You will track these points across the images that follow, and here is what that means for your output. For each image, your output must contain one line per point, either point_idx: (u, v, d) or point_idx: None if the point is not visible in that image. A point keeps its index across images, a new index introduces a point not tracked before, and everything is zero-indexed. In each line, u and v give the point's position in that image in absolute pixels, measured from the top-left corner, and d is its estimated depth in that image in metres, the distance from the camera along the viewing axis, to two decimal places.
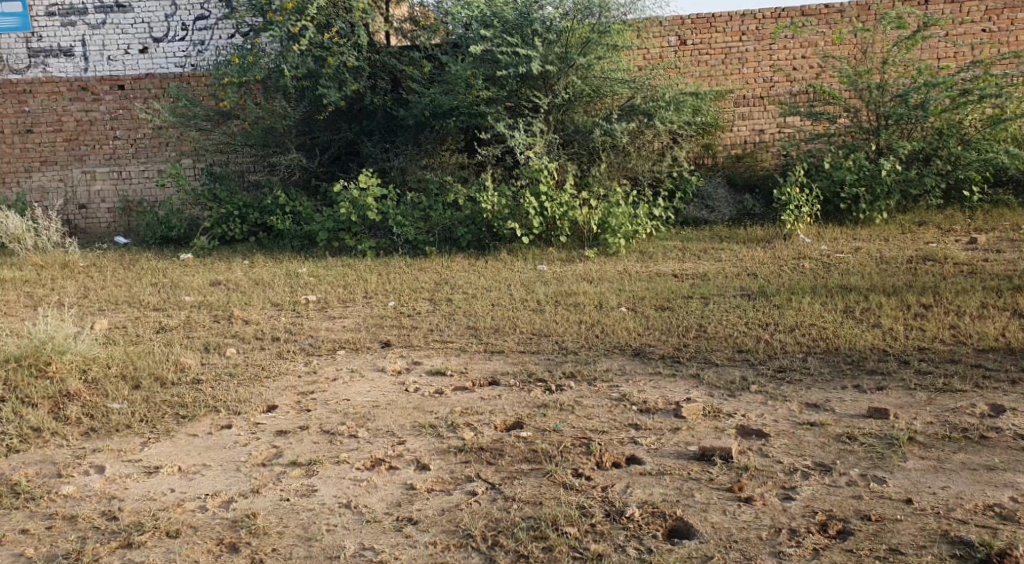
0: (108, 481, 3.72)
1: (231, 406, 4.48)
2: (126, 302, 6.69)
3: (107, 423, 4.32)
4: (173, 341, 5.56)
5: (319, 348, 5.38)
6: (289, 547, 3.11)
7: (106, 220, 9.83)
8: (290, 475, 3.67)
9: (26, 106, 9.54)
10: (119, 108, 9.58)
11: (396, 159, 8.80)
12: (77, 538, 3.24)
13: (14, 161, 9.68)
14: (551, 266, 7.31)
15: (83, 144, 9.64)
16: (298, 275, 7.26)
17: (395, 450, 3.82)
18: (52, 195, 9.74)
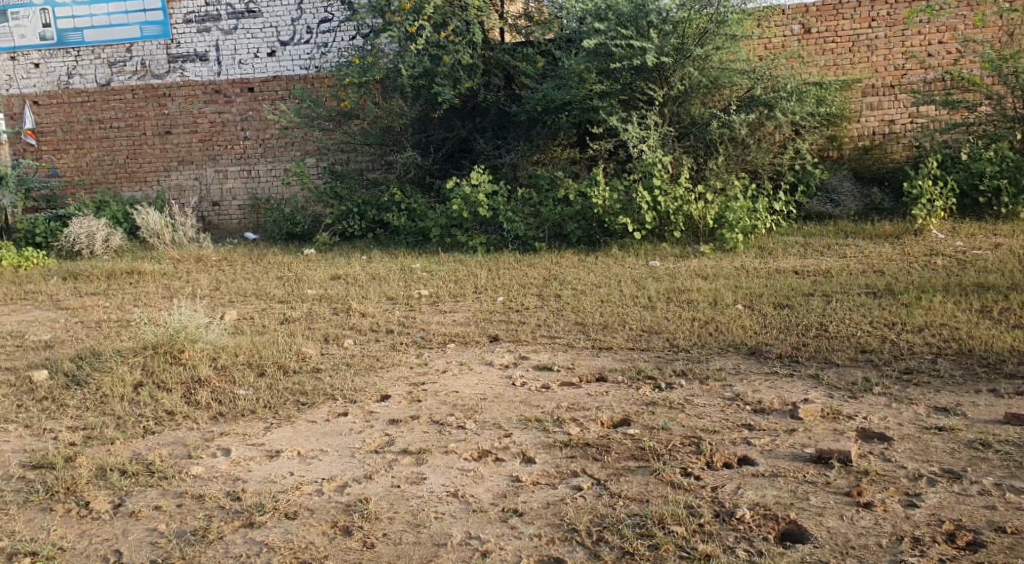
0: (233, 463, 3.92)
1: (347, 395, 4.64)
2: (253, 294, 7.03)
3: (234, 407, 4.55)
4: (296, 332, 5.80)
5: (430, 341, 5.49)
6: (399, 532, 3.18)
7: (236, 217, 10.39)
8: (401, 463, 3.76)
9: (166, 109, 10.17)
10: (249, 109, 10.09)
11: (509, 155, 8.85)
12: (204, 516, 3.43)
13: (155, 161, 10.32)
14: (664, 262, 7.18)
15: (216, 144, 10.21)
16: (412, 270, 7.42)
17: (502, 442, 3.85)
18: (189, 192, 10.36)
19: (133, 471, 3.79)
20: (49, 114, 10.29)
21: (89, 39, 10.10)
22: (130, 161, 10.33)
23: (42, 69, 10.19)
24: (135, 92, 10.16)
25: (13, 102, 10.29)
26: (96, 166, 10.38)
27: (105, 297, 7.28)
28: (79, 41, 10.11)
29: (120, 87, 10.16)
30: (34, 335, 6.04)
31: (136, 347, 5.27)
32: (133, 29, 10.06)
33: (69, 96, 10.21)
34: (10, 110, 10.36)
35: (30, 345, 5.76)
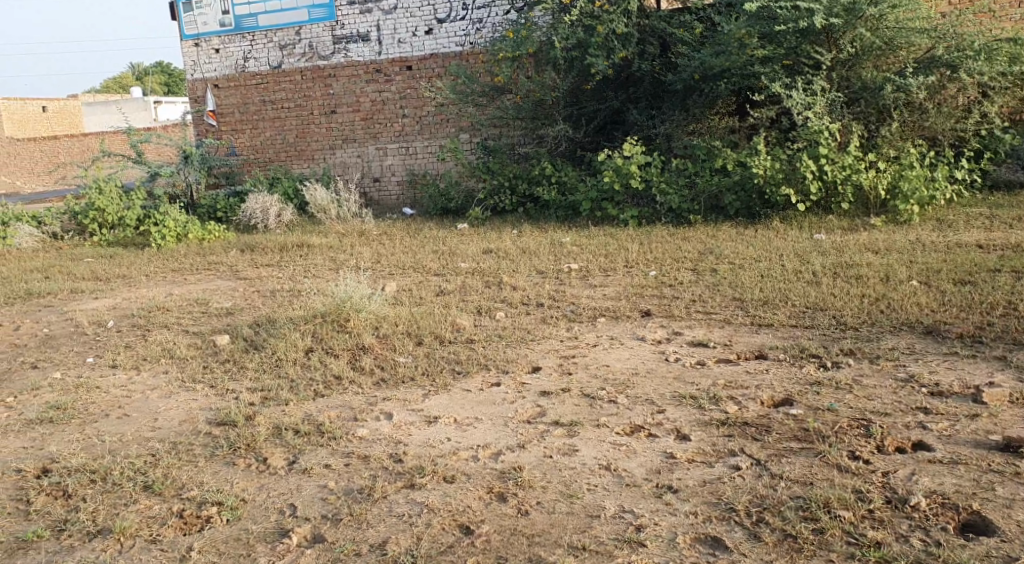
0: (395, 426, 4.09)
1: (500, 365, 4.73)
2: (411, 267, 7.28)
3: (395, 374, 4.75)
4: (451, 303, 5.96)
5: (581, 315, 5.48)
6: (553, 502, 3.22)
7: (396, 192, 10.80)
8: (553, 434, 3.79)
9: (331, 89, 10.66)
10: (407, 87, 10.40)
11: (663, 125, 8.64)
12: (369, 476, 3.61)
13: (321, 139, 10.86)
14: (830, 235, 6.81)
15: (377, 122, 10.62)
16: (562, 244, 7.44)
17: (656, 418, 3.80)
18: (352, 169, 10.85)
19: (305, 431, 4.04)
20: (228, 96, 11.03)
21: (263, 24, 10.71)
22: (299, 140, 10.94)
23: (222, 54, 10.92)
24: (303, 74, 10.70)
25: (197, 86, 11.12)
26: (269, 145, 11.06)
27: (278, 268, 7.77)
28: (254, 26, 10.74)
29: (290, 69, 10.73)
30: (217, 303, 6.54)
31: (306, 316, 5.59)
32: (301, 13, 10.57)
33: (245, 79, 10.91)
34: (194, 93, 11.21)
35: (214, 312, 6.24)
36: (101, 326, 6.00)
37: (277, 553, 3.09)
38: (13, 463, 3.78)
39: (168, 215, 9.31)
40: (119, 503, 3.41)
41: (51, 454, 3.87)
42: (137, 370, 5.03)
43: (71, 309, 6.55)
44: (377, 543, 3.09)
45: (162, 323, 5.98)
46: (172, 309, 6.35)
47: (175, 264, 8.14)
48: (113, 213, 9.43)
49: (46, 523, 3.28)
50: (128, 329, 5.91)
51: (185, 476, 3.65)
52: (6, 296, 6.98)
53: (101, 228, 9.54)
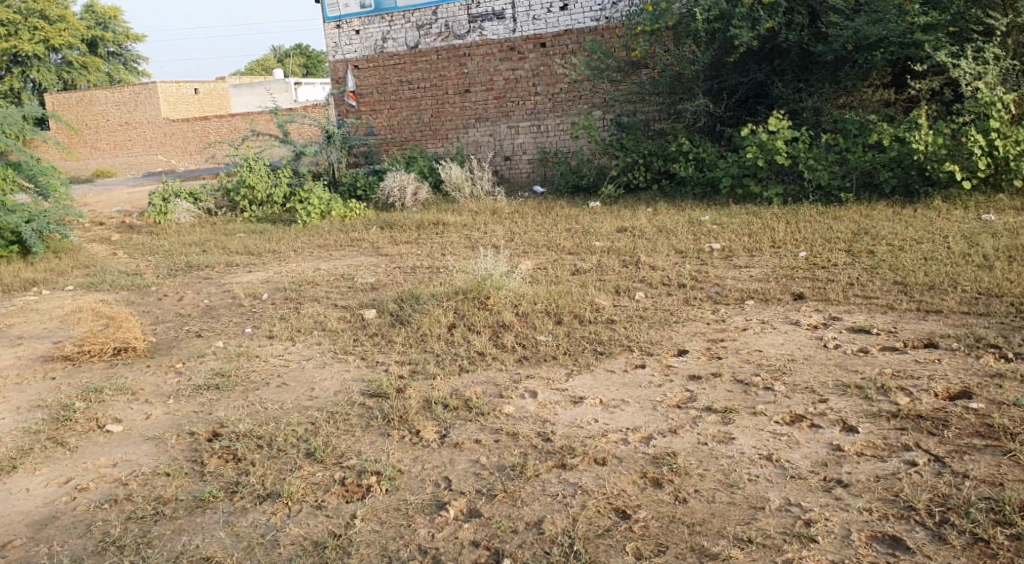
0: (541, 405, 4.07)
1: (645, 347, 4.64)
2: (546, 245, 7.26)
3: (537, 352, 4.74)
4: (588, 283, 5.89)
5: (727, 296, 5.30)
6: (712, 490, 3.11)
7: (527, 170, 10.79)
8: (707, 420, 3.67)
9: (466, 68, 10.74)
10: (541, 64, 10.36)
11: (811, 99, 8.24)
12: (520, 454, 3.61)
13: (455, 118, 10.99)
14: (999, 215, 6.31)
15: (510, 100, 10.64)
16: (701, 223, 7.22)
17: (818, 408, 3.61)
18: (485, 148, 10.93)
19: (454, 406, 4.09)
20: (368, 76, 11.29)
21: (401, 4, 10.88)
22: (434, 120, 11.11)
23: (362, 35, 11.16)
24: (439, 53, 10.83)
25: (339, 67, 11.42)
26: (406, 124, 11.29)
27: (416, 245, 7.93)
28: (393, 7, 10.92)
29: (427, 49, 10.88)
30: (361, 278, 6.74)
31: (448, 292, 5.67)
32: None
33: (384, 60, 11.13)
34: (336, 74, 11.52)
35: (359, 287, 6.43)
36: (256, 298, 6.31)
37: (436, 525, 3.14)
38: (187, 425, 4.01)
39: (313, 193, 9.69)
40: (285, 469, 3.56)
41: (219, 418, 4.08)
42: (292, 341, 5.24)
43: (228, 281, 6.92)
44: (533, 522, 3.09)
45: (312, 296, 6.22)
46: (321, 284, 6.59)
47: (320, 240, 8.46)
48: (262, 190, 9.94)
49: (220, 484, 3.46)
50: (281, 301, 6.18)
51: (344, 444, 3.77)
52: (170, 268, 7.45)
53: (251, 204, 10.07)
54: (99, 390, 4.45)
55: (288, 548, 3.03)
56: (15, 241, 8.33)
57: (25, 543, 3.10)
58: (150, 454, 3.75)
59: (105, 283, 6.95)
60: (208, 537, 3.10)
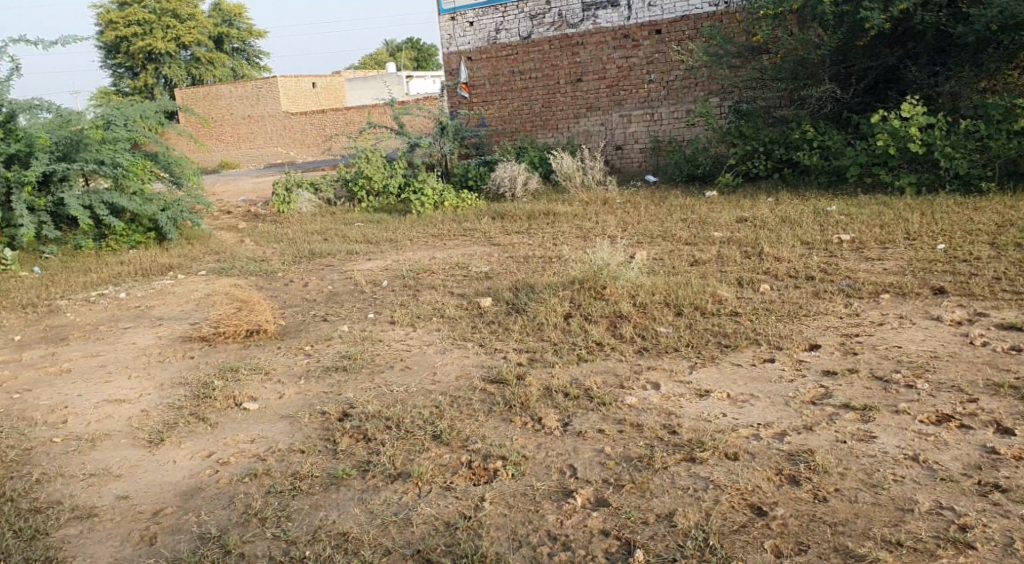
0: (665, 397, 3.99)
1: (773, 340, 4.49)
2: (661, 235, 7.13)
3: (657, 344, 4.66)
4: (709, 274, 5.74)
5: (859, 290, 5.07)
6: (854, 490, 3.00)
7: (638, 159, 10.64)
8: (844, 417, 3.52)
9: (578, 57, 10.68)
10: (656, 52, 10.19)
11: (948, 84, 7.80)
12: (646, 445, 3.55)
13: (567, 108, 10.95)
14: None
15: (622, 89, 10.52)
16: (827, 213, 6.93)
17: (967, 408, 3.43)
18: (596, 137, 10.85)
19: (575, 395, 4.06)
20: (480, 68, 11.38)
21: None
22: (545, 110, 11.10)
23: (475, 27, 11.24)
24: (552, 43, 10.81)
25: (452, 59, 11.52)
26: (517, 115, 11.32)
27: (529, 235, 7.94)
28: None
29: (540, 39, 10.87)
30: (476, 267, 6.80)
31: (564, 282, 5.64)
32: None
33: (496, 51, 11.19)
34: (449, 66, 11.65)
35: (475, 276, 6.49)
36: (376, 285, 6.46)
37: (564, 512, 3.13)
38: (318, 405, 4.14)
39: (427, 184, 9.89)
40: (413, 450, 3.62)
41: (348, 399, 4.19)
42: (412, 327, 5.34)
43: (349, 269, 7.11)
44: (664, 514, 3.04)
45: (430, 284, 6.32)
46: (437, 272, 6.69)
47: (435, 230, 8.60)
48: (379, 181, 10.19)
49: (353, 462, 3.56)
50: (400, 288, 6.31)
51: (469, 428, 3.80)
52: (294, 255, 7.72)
53: (368, 195, 10.32)
54: (236, 369, 4.66)
55: (420, 528, 3.08)
56: (151, 229, 8.75)
57: (176, 511, 3.25)
58: (285, 432, 3.89)
59: (236, 269, 7.27)
60: (344, 513, 3.19)
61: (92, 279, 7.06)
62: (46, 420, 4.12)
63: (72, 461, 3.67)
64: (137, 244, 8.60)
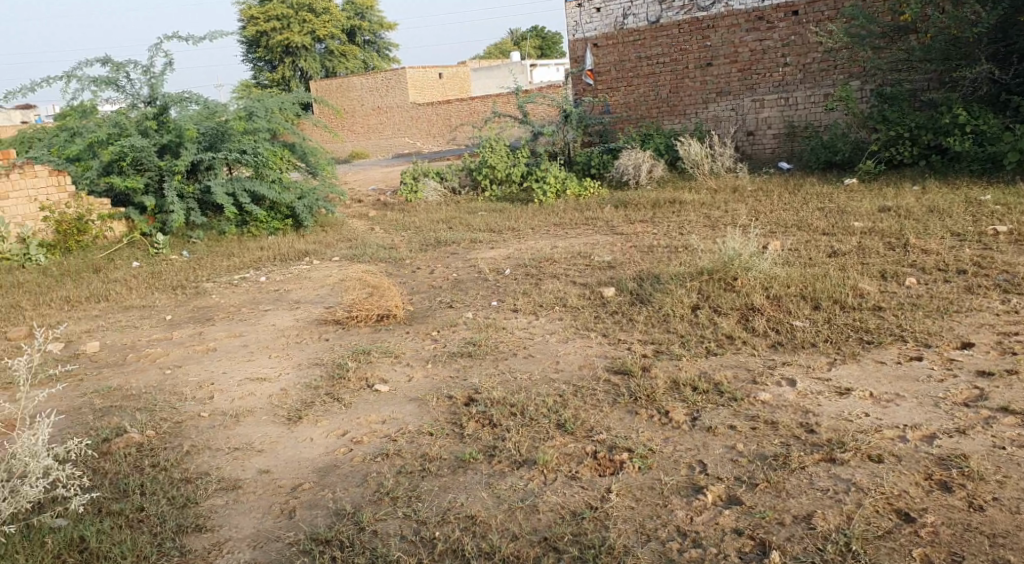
0: (801, 394, 3.82)
1: (921, 337, 4.22)
2: (796, 225, 6.84)
3: (793, 338, 4.46)
4: (848, 266, 5.45)
5: (1019, 285, 4.71)
6: (1014, 499, 2.87)
7: (771, 145, 10.25)
8: (1002, 422, 3.33)
9: (709, 41, 10.38)
10: (792, 33, 9.76)
11: None
12: (781, 443, 3.42)
13: (696, 93, 10.67)
14: None
15: (755, 73, 10.15)
16: (981, 203, 6.47)
17: None
18: (726, 123, 10.52)
19: (704, 388, 3.95)
20: (606, 54, 11.28)
21: None
22: (673, 95, 10.87)
23: (602, 13, 11.15)
24: (681, 27, 10.56)
25: (578, 46, 11.51)
26: (643, 101, 11.14)
27: (654, 224, 7.81)
28: None
29: (669, 23, 10.65)
30: (599, 256, 6.73)
31: (692, 273, 5.50)
32: None
33: (623, 36, 11.05)
34: (575, 53, 11.63)
35: (598, 265, 6.43)
36: (499, 273, 6.51)
37: (694, 508, 3.05)
38: (444, 390, 4.21)
39: (549, 172, 9.90)
40: (539, 438, 3.62)
41: (473, 385, 4.24)
42: (535, 315, 5.34)
43: (474, 257, 7.19)
44: (802, 515, 2.93)
45: (552, 273, 6.31)
46: (560, 261, 6.67)
47: (558, 218, 8.58)
48: (502, 170, 10.27)
49: (479, 447, 3.59)
50: (522, 276, 6.33)
51: (594, 419, 3.76)
52: (421, 243, 7.89)
53: (492, 183, 10.43)
54: (367, 352, 4.80)
55: (547, 516, 3.07)
56: (289, 216, 9.13)
57: (313, 486, 3.37)
58: (414, 414, 3.97)
59: (366, 255, 7.50)
60: (471, 496, 3.22)
61: (236, 263, 7.45)
62: (194, 395, 4.37)
63: (218, 435, 3.87)
64: (276, 231, 8.99)
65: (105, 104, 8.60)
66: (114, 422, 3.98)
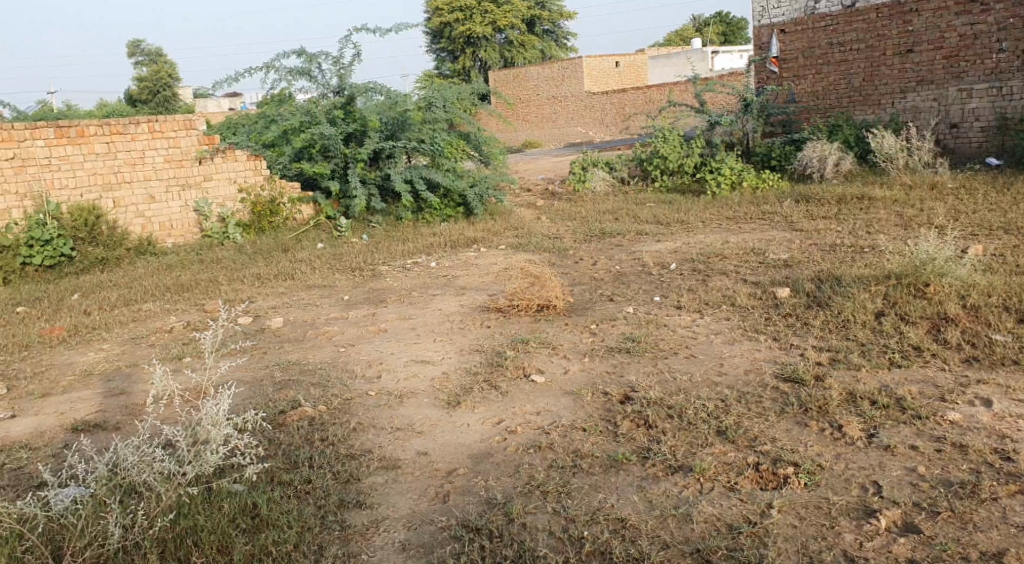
0: (997, 417, 3.46)
1: None
2: (1002, 227, 6.18)
3: (992, 354, 4.05)
4: None
5: None
6: None
7: (977, 139, 9.36)
8: None
9: (911, 26, 9.62)
10: (1010, 16, 8.87)
11: None
12: (970, 470, 3.11)
13: (892, 81, 9.91)
14: None
15: (963, 60, 9.29)
16: None
17: None
18: (925, 114, 9.70)
19: (883, 403, 3.65)
20: (793, 41, 10.71)
21: None
22: (867, 84, 10.12)
23: None
24: (880, 11, 9.86)
25: (763, 32, 11.00)
26: (832, 91, 10.48)
27: (836, 221, 7.33)
28: None
29: (866, 7, 9.97)
30: (774, 254, 6.40)
31: (877, 276, 5.10)
32: None
33: (814, 22, 10.46)
34: (759, 40, 11.12)
35: (773, 263, 6.12)
36: (665, 268, 6.34)
37: (865, 533, 2.83)
38: (601, 385, 4.15)
39: (725, 163, 9.55)
40: (697, 443, 3.48)
41: (631, 382, 4.15)
42: (701, 313, 5.15)
43: (640, 249, 7.05)
44: (991, 552, 2.67)
45: (722, 269, 6.06)
46: (731, 257, 6.40)
47: (731, 212, 8.26)
48: (674, 161, 10.04)
49: (633, 448, 3.51)
50: (690, 272, 6.13)
51: (757, 428, 3.57)
52: (586, 234, 7.85)
53: (663, 174, 10.22)
54: (526, 342, 4.82)
55: (701, 526, 2.95)
56: (461, 204, 9.36)
57: (467, 473, 3.43)
58: (569, 408, 3.94)
59: (532, 245, 7.54)
60: (623, 499, 3.15)
61: (409, 248, 7.72)
62: (363, 374, 4.57)
63: (382, 415, 4.02)
64: (449, 218, 9.23)
65: (299, 93, 9.18)
66: (289, 396, 4.23)
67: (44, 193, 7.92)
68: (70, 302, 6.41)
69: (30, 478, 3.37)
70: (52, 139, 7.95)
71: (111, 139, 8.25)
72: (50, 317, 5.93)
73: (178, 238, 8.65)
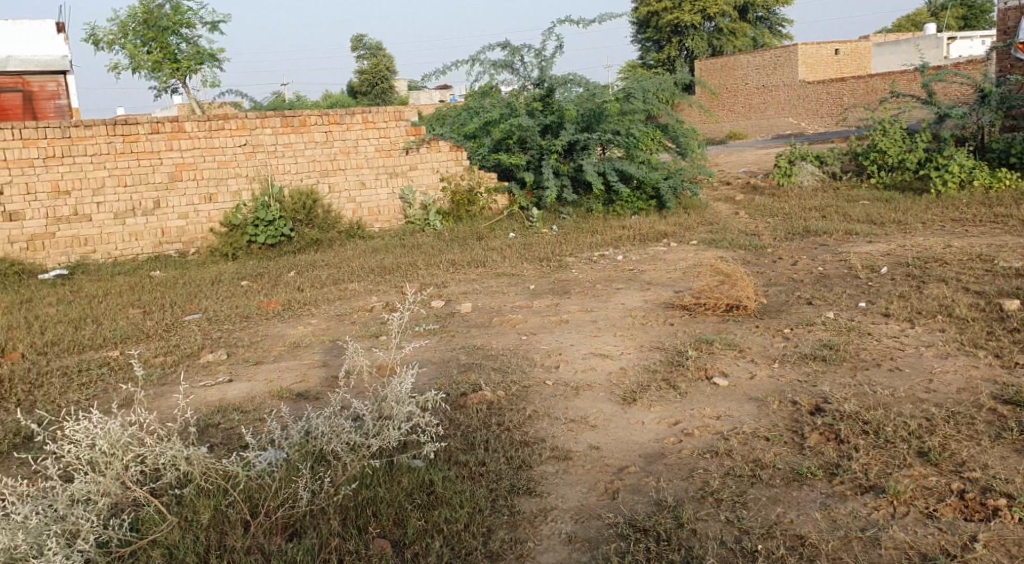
0: None
1: None
2: None
3: None
4: None
5: None
6: None
7: None
8: None
9: None
10: None
11: None
12: None
13: None
14: None
15: None
16: None
17: None
18: None
19: None
20: None
21: None
22: None
23: None
24: None
25: (1010, 15, 9.96)
26: None
27: None
28: None
29: None
30: (1004, 261, 5.75)
31: None
32: None
33: None
34: (1004, 24, 10.08)
35: (1002, 271, 5.49)
36: (874, 271, 5.88)
37: None
38: (790, 393, 3.92)
39: (953, 160, 8.71)
40: (893, 464, 3.20)
41: (823, 393, 3.89)
42: (910, 323, 4.73)
43: (847, 250, 6.60)
44: None
45: (940, 276, 5.53)
46: (952, 263, 5.83)
47: (957, 213, 7.51)
48: (894, 155, 9.35)
49: (820, 463, 3.28)
50: (902, 278, 5.65)
51: (967, 452, 3.22)
52: (787, 232, 7.43)
53: (879, 170, 9.52)
54: (712, 342, 4.65)
55: (890, 553, 2.71)
56: (654, 197, 9.20)
57: (639, 472, 3.36)
58: (753, 415, 3.76)
59: (727, 241, 7.28)
60: (804, 515, 2.96)
61: (598, 240, 7.70)
62: (544, 363, 4.62)
63: (558, 405, 4.04)
64: (640, 211, 9.12)
65: (502, 86, 9.39)
66: (471, 379, 4.37)
67: (270, 177, 8.69)
68: (286, 279, 6.99)
69: (238, 438, 3.72)
70: (278, 128, 8.68)
71: (329, 128, 8.88)
72: (269, 291, 6.51)
73: (384, 223, 9.19)
